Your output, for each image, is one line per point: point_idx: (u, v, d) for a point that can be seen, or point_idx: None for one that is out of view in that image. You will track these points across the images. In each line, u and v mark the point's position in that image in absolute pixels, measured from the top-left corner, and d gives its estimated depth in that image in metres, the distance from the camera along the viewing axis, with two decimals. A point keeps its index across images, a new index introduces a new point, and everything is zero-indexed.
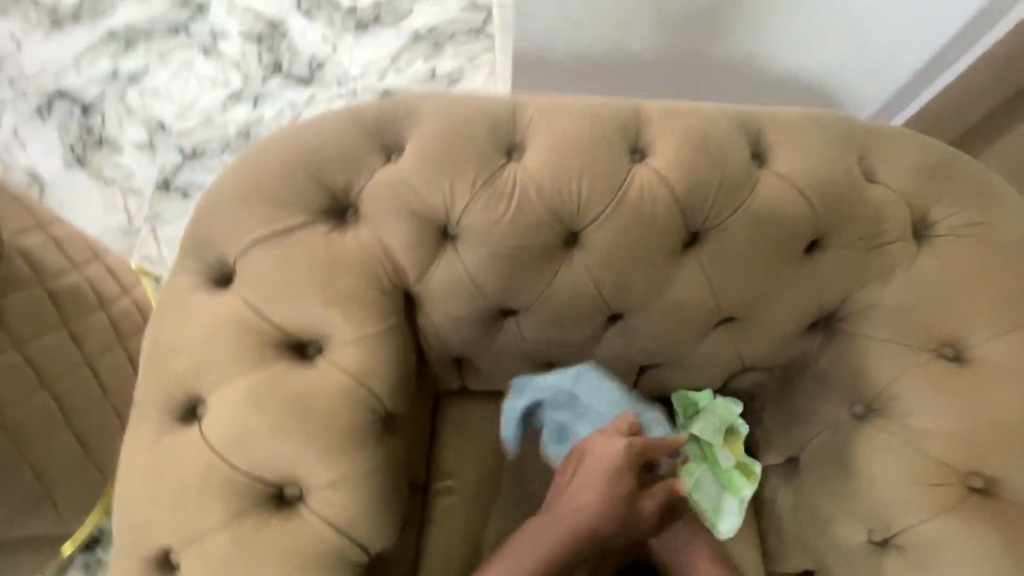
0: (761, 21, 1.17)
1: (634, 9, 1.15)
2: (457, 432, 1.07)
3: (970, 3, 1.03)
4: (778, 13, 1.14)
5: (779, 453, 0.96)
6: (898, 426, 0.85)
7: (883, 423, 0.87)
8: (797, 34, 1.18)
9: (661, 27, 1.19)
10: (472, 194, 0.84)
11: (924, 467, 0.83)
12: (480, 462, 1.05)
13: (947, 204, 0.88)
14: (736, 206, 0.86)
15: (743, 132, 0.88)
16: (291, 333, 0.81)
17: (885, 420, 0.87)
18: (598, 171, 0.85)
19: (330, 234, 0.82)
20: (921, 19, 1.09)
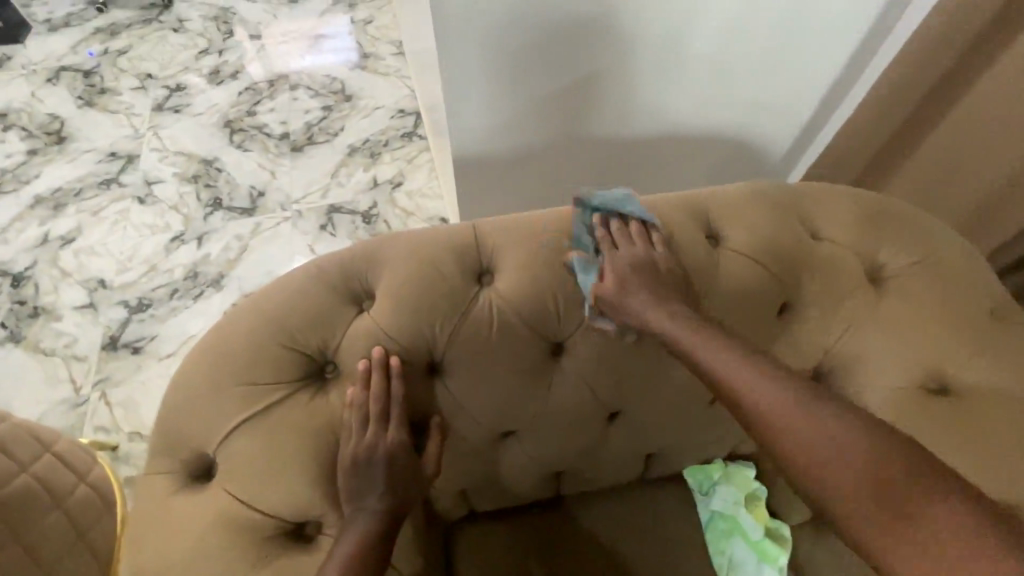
0: (676, 99, 1.27)
1: (558, 109, 1.24)
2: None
3: (840, 53, 1.18)
4: (688, 92, 1.25)
5: None
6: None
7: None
8: (707, 106, 1.30)
9: (587, 118, 1.28)
10: (451, 327, 0.83)
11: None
12: None
13: (888, 245, 0.95)
14: (705, 288, 0.89)
15: (692, 216, 0.93)
16: (290, 517, 0.76)
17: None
18: (570, 280, 0.86)
19: (313, 400, 0.79)
20: (807, 73, 1.23)
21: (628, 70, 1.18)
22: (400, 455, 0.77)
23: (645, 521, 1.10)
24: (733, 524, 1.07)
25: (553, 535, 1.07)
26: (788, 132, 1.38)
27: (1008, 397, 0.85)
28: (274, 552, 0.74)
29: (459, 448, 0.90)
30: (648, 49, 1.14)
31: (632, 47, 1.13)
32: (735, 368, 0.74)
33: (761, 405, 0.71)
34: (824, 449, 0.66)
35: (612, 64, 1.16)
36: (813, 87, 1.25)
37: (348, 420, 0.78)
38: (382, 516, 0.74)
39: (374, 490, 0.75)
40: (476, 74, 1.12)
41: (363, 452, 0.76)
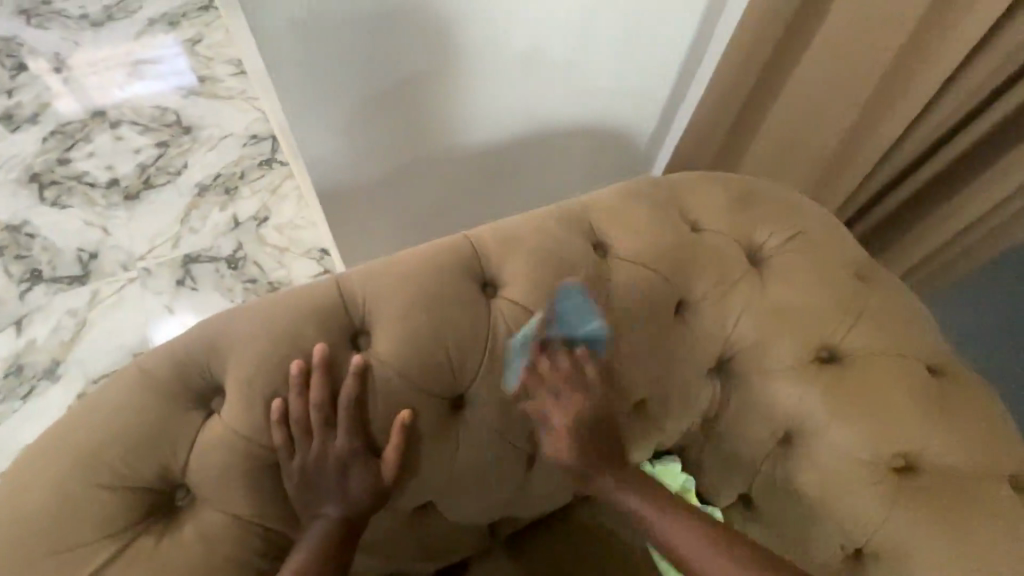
0: (532, 89, 1.22)
1: (413, 112, 1.18)
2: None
3: (687, 31, 1.18)
4: (543, 80, 1.21)
5: (731, 494, 1.01)
6: (818, 440, 0.88)
7: (801, 442, 0.90)
8: (568, 95, 1.26)
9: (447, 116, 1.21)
10: (325, 412, 0.67)
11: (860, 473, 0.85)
12: None
13: (762, 226, 0.97)
14: (603, 304, 0.83)
15: (577, 227, 0.88)
16: None
17: (800, 440, 0.90)
18: (458, 326, 0.75)
19: (163, 542, 0.63)
20: (658, 55, 1.22)
21: (472, 65, 1.12)
22: (356, 469, 0.68)
23: (585, 546, 1.05)
24: None
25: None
26: (651, 120, 1.39)
27: (885, 355, 0.90)
28: None
29: (371, 534, 0.77)
30: (486, 42, 1.08)
31: (469, 35, 1.06)
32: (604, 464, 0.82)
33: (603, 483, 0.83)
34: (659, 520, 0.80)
35: (452, 56, 1.09)
36: (665, 68, 1.25)
37: (257, 467, 0.66)
38: (335, 527, 0.66)
39: (325, 498, 0.66)
40: (312, 88, 1.03)
41: (314, 462, 0.66)
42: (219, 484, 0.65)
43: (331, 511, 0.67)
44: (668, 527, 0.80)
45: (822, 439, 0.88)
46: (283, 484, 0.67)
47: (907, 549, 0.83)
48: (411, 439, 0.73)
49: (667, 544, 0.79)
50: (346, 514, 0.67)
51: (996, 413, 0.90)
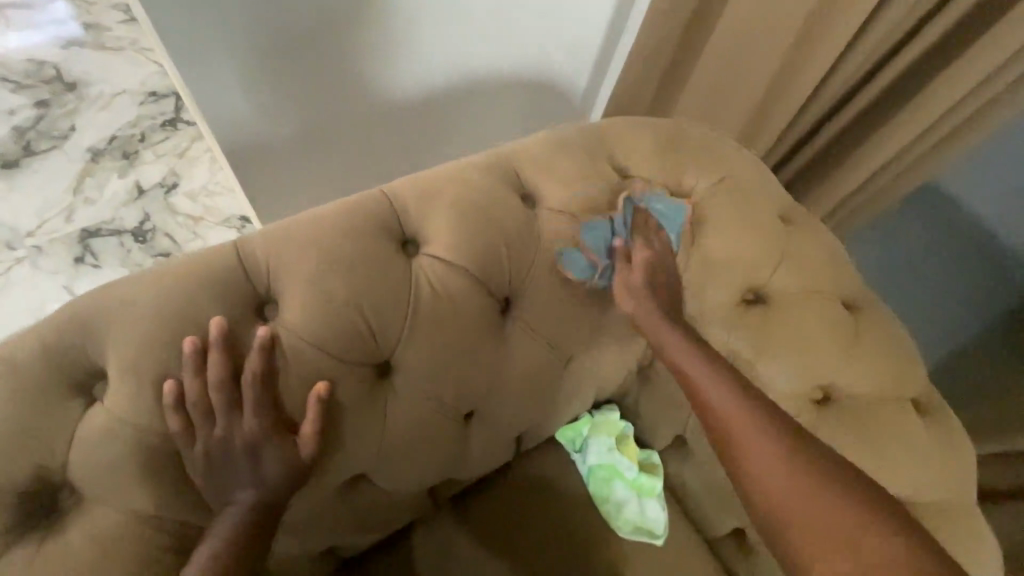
0: (457, 30, 1.15)
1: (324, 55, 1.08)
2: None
3: None
4: (467, 23, 1.14)
5: (666, 435, 1.08)
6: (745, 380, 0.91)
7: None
8: (493, 34, 1.18)
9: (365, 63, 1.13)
10: (228, 391, 0.61)
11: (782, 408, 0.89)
12: None
13: (691, 171, 0.96)
14: (533, 258, 0.80)
15: (505, 177, 0.83)
16: None
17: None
18: (377, 288, 0.70)
19: (45, 547, 0.56)
20: None
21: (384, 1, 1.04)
22: (268, 450, 0.62)
23: (529, 500, 1.06)
24: (610, 470, 1.06)
25: (437, 559, 0.99)
26: (584, 69, 1.32)
27: (805, 294, 0.93)
28: None
29: (299, 513, 0.73)
30: None
31: None
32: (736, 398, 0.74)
33: (721, 415, 0.74)
34: (773, 470, 0.68)
35: None
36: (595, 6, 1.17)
37: (153, 455, 0.59)
38: (252, 512, 0.61)
39: (238, 482, 0.61)
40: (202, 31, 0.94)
41: (217, 448, 0.60)
42: (108, 477, 0.58)
43: (245, 495, 0.62)
44: (785, 479, 0.67)
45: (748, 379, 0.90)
46: (186, 473, 0.61)
47: None
48: (332, 411, 0.68)
49: (751, 476, 0.70)
50: (262, 498, 0.62)
51: (901, 342, 0.96)
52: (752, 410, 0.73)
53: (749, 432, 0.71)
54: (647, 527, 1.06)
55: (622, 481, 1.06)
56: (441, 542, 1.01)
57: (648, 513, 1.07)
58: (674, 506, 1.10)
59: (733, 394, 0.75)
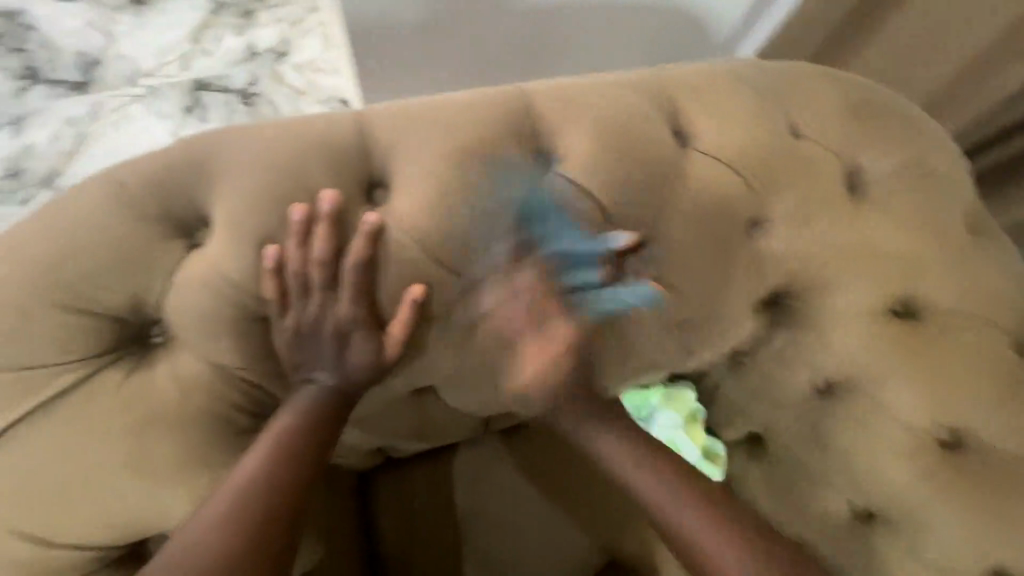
0: None
1: None
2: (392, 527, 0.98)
3: None
4: None
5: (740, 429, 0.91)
6: (862, 394, 0.80)
7: (840, 394, 0.81)
8: None
9: None
10: (330, 268, 0.57)
11: (897, 438, 0.78)
12: (428, 538, 0.97)
13: (873, 147, 0.79)
14: (669, 211, 0.69)
15: (659, 105, 0.71)
16: (124, 529, 0.56)
17: (839, 391, 0.81)
18: (496, 198, 0.62)
19: (130, 379, 0.55)
20: None
21: None
22: (356, 337, 0.59)
23: (578, 454, 1.00)
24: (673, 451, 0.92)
25: (476, 481, 0.99)
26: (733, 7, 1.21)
27: (968, 321, 0.78)
28: None
29: (367, 408, 0.72)
30: None
31: None
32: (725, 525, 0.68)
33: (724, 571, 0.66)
34: (726, 557, 0.66)
35: None
36: None
37: (244, 317, 0.57)
38: (329, 396, 0.59)
39: (322, 363, 0.59)
40: None
41: (308, 325, 0.58)
42: (200, 327, 0.56)
43: (325, 376, 0.59)
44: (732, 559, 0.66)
45: (866, 396, 0.79)
46: (272, 340, 0.58)
47: (927, 520, 0.78)
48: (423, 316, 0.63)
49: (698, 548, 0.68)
50: (341, 384, 0.60)
51: None
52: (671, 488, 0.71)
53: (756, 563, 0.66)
54: None
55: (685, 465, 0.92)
56: (479, 469, 1.00)
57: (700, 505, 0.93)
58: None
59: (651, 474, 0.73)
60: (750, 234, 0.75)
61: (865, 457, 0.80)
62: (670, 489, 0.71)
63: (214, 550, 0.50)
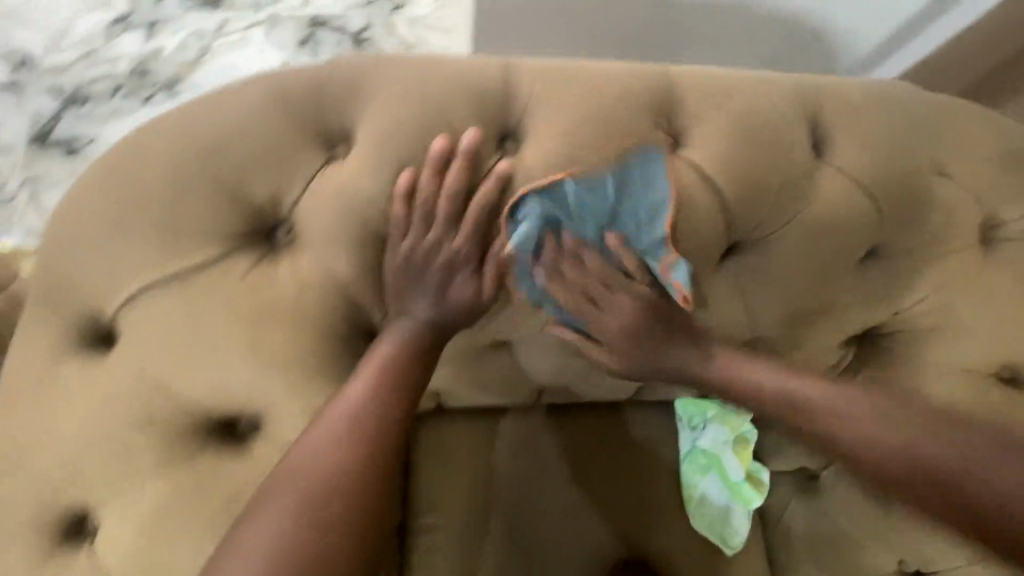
0: None
1: None
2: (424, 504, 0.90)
3: None
4: None
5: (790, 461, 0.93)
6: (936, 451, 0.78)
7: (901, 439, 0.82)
8: None
9: None
10: (455, 205, 0.59)
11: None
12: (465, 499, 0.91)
13: (1017, 200, 0.74)
14: (790, 218, 0.67)
15: (802, 111, 0.68)
16: (214, 410, 0.57)
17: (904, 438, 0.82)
18: (624, 170, 0.62)
19: (256, 269, 0.58)
20: None
21: None
22: (460, 275, 0.61)
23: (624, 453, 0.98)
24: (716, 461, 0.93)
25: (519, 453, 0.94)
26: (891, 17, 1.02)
27: None
28: (197, 447, 0.57)
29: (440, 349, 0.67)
30: None
31: None
32: (1015, 463, 0.63)
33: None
34: (880, 454, 0.66)
35: None
36: None
37: (368, 234, 0.59)
38: (427, 327, 0.61)
39: (425, 293, 0.61)
40: None
41: (422, 254, 0.60)
42: (328, 234, 0.59)
43: (423, 309, 0.61)
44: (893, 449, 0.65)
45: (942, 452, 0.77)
46: (384, 262, 0.60)
47: None
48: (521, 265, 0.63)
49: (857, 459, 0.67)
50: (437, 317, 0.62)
51: None
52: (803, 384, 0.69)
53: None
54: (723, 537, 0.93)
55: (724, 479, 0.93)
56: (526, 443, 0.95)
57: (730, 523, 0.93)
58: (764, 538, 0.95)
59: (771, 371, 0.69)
60: (861, 263, 0.72)
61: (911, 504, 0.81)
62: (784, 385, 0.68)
63: (325, 484, 0.53)
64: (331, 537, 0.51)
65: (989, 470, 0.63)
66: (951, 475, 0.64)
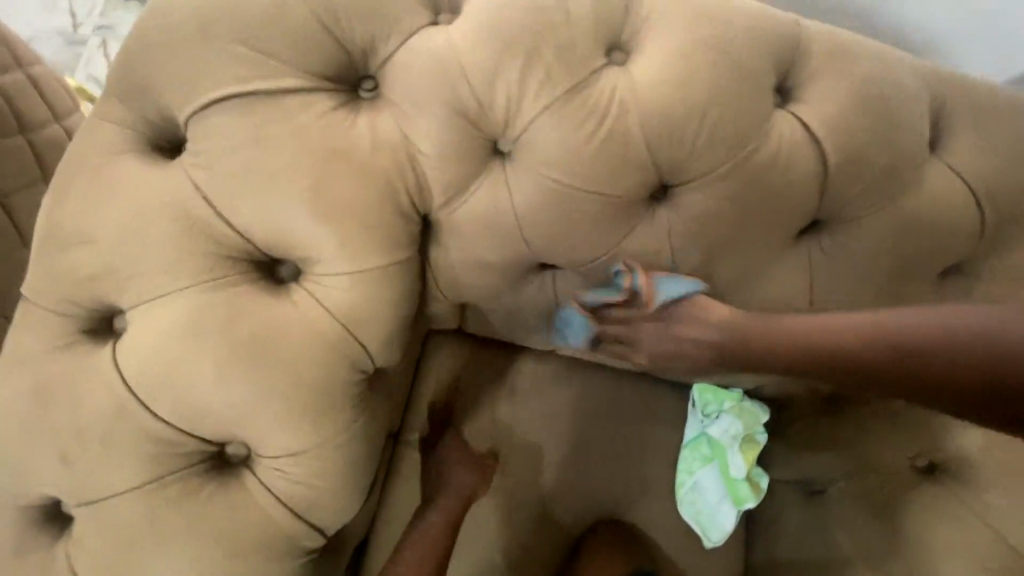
0: None
1: None
2: (416, 418, 0.91)
3: None
4: None
5: (796, 471, 0.89)
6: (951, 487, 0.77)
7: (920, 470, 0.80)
8: None
9: None
10: (552, 103, 0.57)
11: (978, 547, 0.73)
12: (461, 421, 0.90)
13: None
14: (884, 205, 0.63)
15: (930, 94, 0.64)
16: (261, 244, 0.56)
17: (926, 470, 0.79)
18: (731, 107, 0.58)
19: (334, 112, 0.56)
20: None
21: None
22: (524, 175, 0.61)
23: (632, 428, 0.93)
24: (717, 454, 0.86)
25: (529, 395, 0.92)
26: None
27: None
28: (233, 275, 0.56)
29: (488, 259, 0.67)
30: None
31: None
32: (852, 314, 0.62)
33: (948, 329, 0.58)
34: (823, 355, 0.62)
35: None
36: None
37: (453, 107, 0.57)
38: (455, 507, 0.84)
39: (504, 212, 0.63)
40: None
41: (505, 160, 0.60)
42: (415, 96, 0.57)
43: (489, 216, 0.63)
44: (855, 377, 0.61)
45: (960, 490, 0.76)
46: (462, 143, 0.58)
47: None
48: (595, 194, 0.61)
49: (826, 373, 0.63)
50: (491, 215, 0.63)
51: None
52: (645, 339, 0.68)
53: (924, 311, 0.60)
54: (705, 533, 0.87)
55: (721, 475, 0.86)
56: (535, 389, 0.92)
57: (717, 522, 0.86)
58: (748, 543, 0.92)
59: (625, 329, 0.69)
60: (942, 278, 0.68)
61: (928, 545, 0.76)
62: (654, 344, 0.68)
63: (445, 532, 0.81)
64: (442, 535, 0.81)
65: (871, 338, 0.60)
66: (822, 350, 0.62)
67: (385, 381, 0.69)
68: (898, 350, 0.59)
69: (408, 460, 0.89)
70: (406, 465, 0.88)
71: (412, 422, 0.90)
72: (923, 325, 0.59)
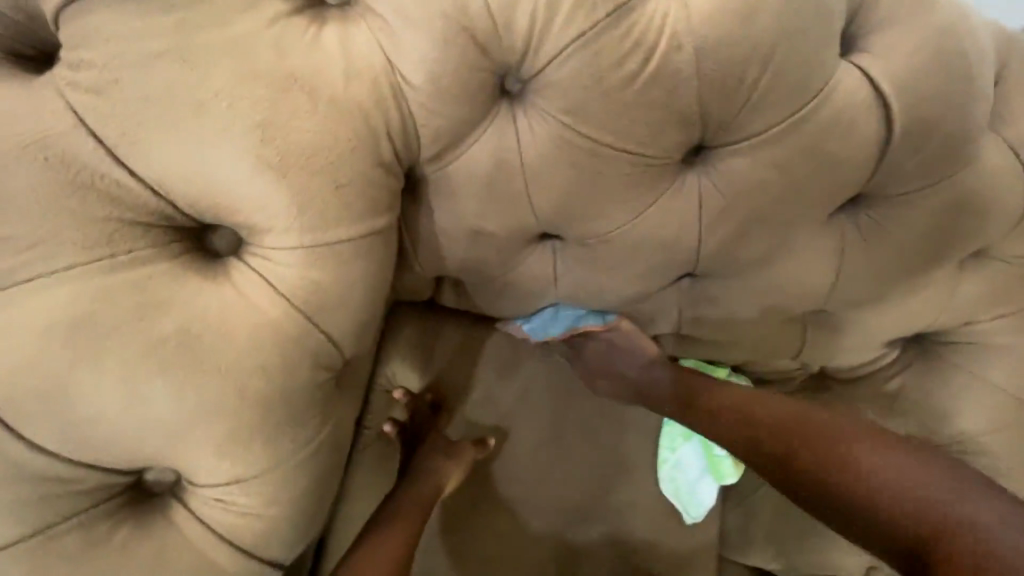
0: None
1: None
2: (378, 406, 0.80)
3: None
4: None
5: None
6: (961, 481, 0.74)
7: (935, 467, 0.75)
8: None
9: None
10: (584, 30, 0.44)
11: None
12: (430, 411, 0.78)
13: None
14: (932, 181, 0.56)
15: (996, 55, 0.56)
16: (180, 205, 0.41)
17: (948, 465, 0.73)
18: (794, 52, 0.48)
19: (289, 21, 0.40)
20: None
21: None
22: (536, 123, 0.48)
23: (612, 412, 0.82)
24: None
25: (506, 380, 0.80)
26: None
27: None
28: (142, 248, 0.40)
29: (484, 228, 0.55)
30: None
31: None
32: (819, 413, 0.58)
33: (914, 494, 0.49)
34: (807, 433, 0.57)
35: None
36: None
37: (453, 27, 0.43)
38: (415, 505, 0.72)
39: (503, 172, 0.50)
40: None
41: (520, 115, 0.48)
42: (404, 9, 0.42)
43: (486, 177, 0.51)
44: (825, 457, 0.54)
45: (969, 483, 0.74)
46: (463, 77, 0.44)
47: None
48: (619, 151, 0.50)
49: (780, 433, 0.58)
50: (493, 175, 0.50)
51: None
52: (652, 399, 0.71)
53: (934, 480, 0.49)
54: (684, 506, 0.79)
55: (699, 445, 0.77)
56: (512, 370, 0.80)
57: (694, 494, 0.78)
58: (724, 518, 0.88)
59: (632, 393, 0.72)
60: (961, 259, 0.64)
61: None
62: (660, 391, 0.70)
63: (403, 529, 0.69)
64: (394, 528, 0.69)
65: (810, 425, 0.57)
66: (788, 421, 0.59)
67: (353, 376, 0.56)
68: (833, 462, 0.53)
69: (372, 453, 0.79)
70: (368, 459, 0.79)
71: (374, 412, 0.80)
72: (871, 486, 0.51)
